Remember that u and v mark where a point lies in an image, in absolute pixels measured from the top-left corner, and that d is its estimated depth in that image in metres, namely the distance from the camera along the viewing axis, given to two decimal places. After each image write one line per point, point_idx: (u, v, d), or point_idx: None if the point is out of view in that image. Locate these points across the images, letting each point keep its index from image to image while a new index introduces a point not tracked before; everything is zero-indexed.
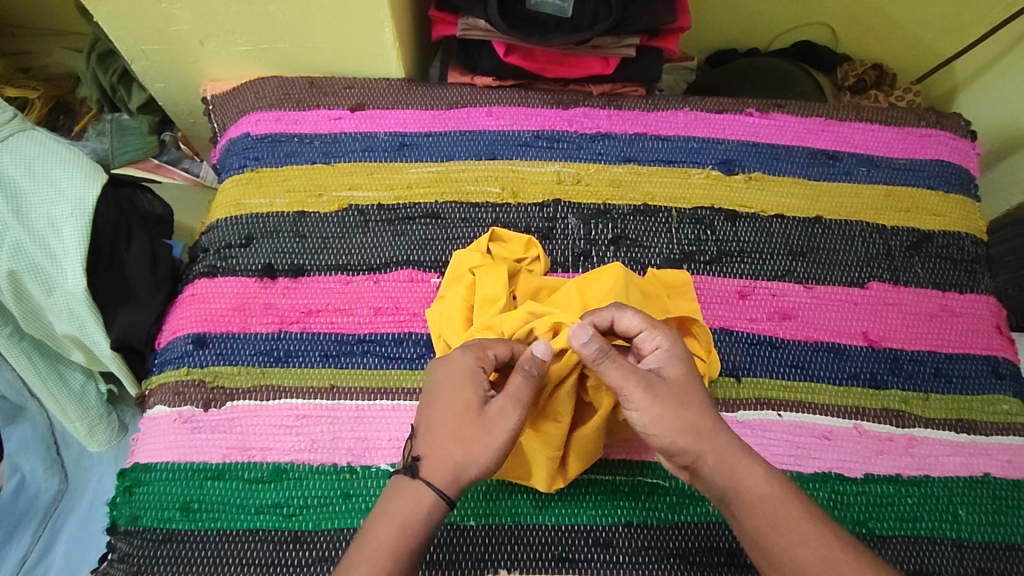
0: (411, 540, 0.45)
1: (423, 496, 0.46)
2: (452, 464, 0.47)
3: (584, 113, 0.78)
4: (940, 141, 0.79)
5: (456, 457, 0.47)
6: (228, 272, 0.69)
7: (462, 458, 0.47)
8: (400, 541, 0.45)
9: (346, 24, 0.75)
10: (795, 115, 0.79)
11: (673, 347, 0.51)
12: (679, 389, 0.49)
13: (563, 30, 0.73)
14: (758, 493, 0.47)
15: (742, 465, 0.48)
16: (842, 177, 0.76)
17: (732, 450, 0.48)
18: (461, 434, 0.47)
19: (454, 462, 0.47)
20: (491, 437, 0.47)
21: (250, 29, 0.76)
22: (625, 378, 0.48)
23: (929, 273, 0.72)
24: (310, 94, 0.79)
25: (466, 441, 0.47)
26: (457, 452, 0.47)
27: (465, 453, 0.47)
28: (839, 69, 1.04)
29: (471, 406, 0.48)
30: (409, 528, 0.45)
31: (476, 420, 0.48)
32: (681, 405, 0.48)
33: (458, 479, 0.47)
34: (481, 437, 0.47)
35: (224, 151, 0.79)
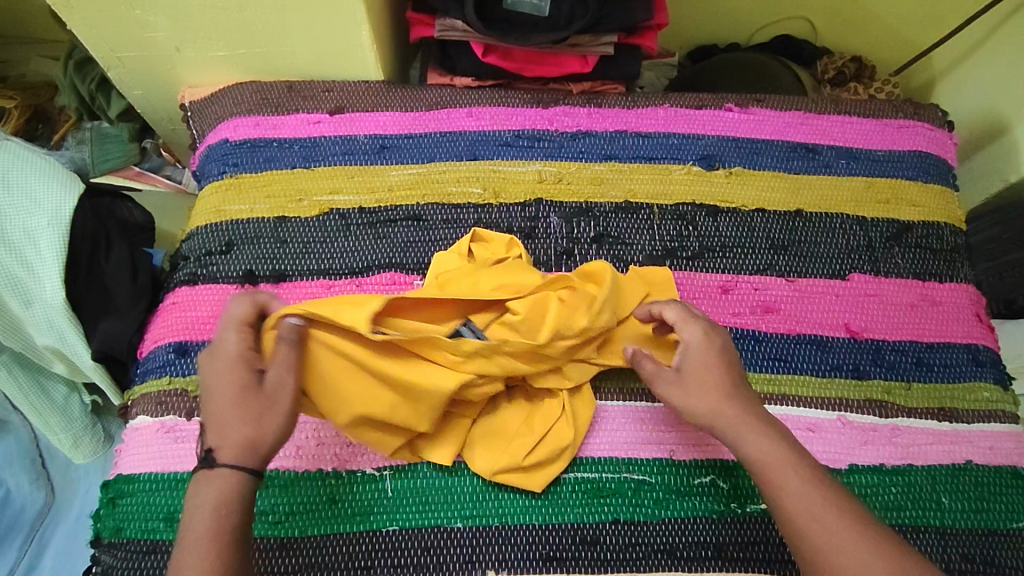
0: (229, 516, 0.46)
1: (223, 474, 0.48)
2: (225, 445, 0.48)
3: (565, 111, 0.78)
4: (918, 132, 0.79)
5: (248, 432, 0.49)
6: (209, 280, 0.69)
7: (259, 432, 0.49)
8: (222, 524, 0.46)
9: (322, 27, 0.74)
10: (774, 109, 0.79)
11: (699, 340, 0.57)
12: (696, 377, 0.56)
13: (541, 30, 0.73)
14: (751, 457, 0.52)
15: (743, 434, 0.53)
16: (822, 170, 0.76)
17: (738, 421, 0.53)
18: (247, 411, 0.49)
19: (246, 435, 0.49)
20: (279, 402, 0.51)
21: (227, 34, 0.76)
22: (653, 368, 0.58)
23: (909, 263, 0.72)
24: (289, 98, 0.79)
25: (258, 417, 0.49)
26: (244, 425, 0.49)
27: (239, 424, 0.49)
28: (819, 62, 1.05)
29: (232, 389, 0.50)
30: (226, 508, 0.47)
31: (253, 400, 0.50)
32: (698, 383, 0.56)
33: (263, 447, 0.49)
34: (258, 412, 0.50)
35: (203, 157, 0.79)
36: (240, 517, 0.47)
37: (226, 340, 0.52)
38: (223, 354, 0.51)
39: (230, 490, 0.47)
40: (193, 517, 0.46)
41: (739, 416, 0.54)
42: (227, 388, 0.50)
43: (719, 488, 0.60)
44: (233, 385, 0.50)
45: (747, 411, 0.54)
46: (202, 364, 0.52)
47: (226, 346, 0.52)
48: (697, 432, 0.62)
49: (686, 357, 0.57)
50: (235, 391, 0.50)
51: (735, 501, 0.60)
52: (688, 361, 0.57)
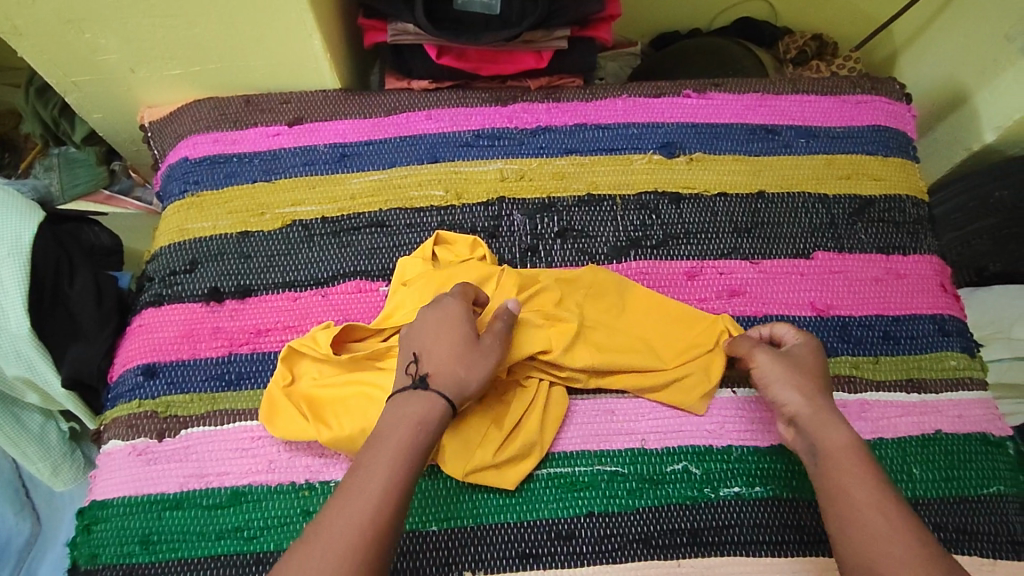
0: (419, 437, 0.51)
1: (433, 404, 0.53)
2: (433, 379, 0.54)
3: (523, 108, 0.78)
4: (876, 107, 0.79)
5: (461, 377, 0.54)
6: (175, 299, 0.69)
7: (467, 377, 0.54)
8: (411, 443, 0.51)
9: (275, 39, 0.74)
10: (731, 93, 0.79)
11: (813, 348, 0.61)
12: (805, 370, 0.58)
13: (493, 28, 0.73)
14: (835, 447, 0.53)
15: (828, 427, 0.55)
16: (783, 151, 0.76)
17: (820, 418, 0.55)
18: (460, 356, 0.55)
19: (456, 377, 0.54)
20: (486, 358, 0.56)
21: (179, 51, 0.75)
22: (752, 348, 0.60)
23: (873, 238, 0.72)
24: (246, 112, 0.78)
25: (471, 364, 0.55)
26: (459, 369, 0.54)
27: (452, 368, 0.54)
28: (781, 42, 1.05)
29: (464, 336, 0.56)
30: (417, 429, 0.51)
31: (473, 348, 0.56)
32: (796, 374, 0.58)
33: (462, 394, 0.54)
34: (473, 362, 0.55)
35: (164, 177, 0.78)
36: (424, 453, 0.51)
37: (451, 301, 0.58)
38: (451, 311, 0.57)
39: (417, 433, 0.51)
40: (392, 432, 0.51)
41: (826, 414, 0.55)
42: (453, 335, 0.56)
43: (691, 474, 0.61)
44: (456, 335, 0.56)
45: (829, 408, 0.56)
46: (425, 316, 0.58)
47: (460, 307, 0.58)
48: (665, 419, 0.62)
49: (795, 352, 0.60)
50: (458, 336, 0.56)
51: (708, 486, 0.60)
52: (797, 354, 0.60)
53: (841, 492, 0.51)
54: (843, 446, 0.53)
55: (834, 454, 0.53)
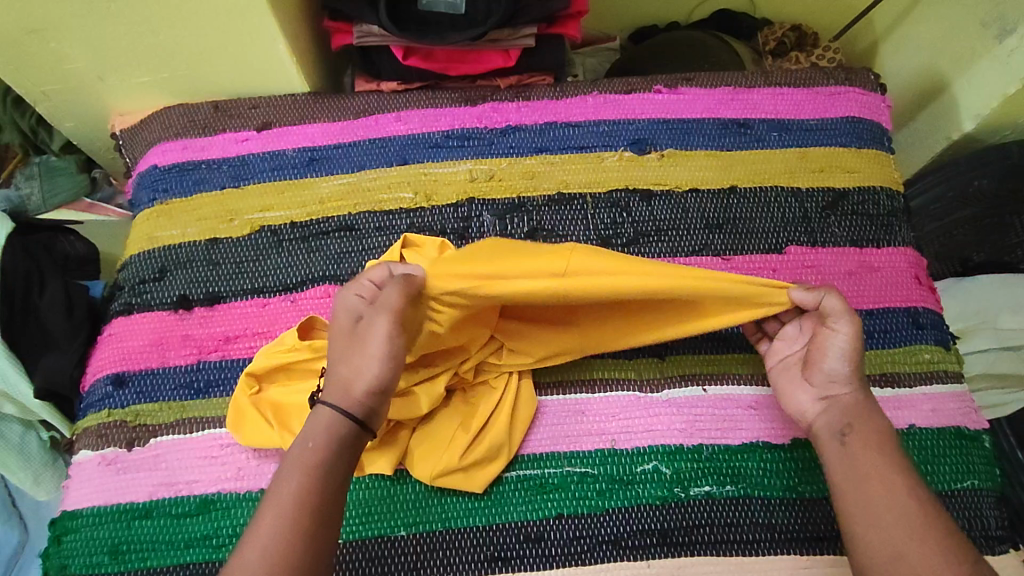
0: (312, 451, 0.51)
1: (322, 413, 0.53)
2: (327, 387, 0.54)
3: (493, 107, 0.77)
4: (850, 98, 0.79)
5: (349, 375, 0.54)
6: (144, 308, 0.68)
7: (354, 375, 0.53)
8: (309, 458, 0.51)
9: (240, 44, 0.74)
10: (703, 87, 0.79)
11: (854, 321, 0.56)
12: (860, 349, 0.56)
13: (458, 28, 0.73)
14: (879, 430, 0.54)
15: (869, 412, 0.55)
16: (755, 145, 0.76)
17: (861, 409, 0.55)
18: (345, 355, 0.54)
19: (343, 376, 0.54)
20: (368, 347, 0.54)
21: (144, 58, 0.75)
22: (819, 320, 0.56)
23: (846, 231, 0.72)
24: (215, 118, 0.78)
25: (352, 358, 0.54)
26: (342, 366, 0.54)
27: (345, 367, 0.54)
28: (759, 34, 1.04)
29: (348, 332, 0.55)
30: (311, 442, 0.52)
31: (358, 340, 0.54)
32: (855, 362, 0.55)
33: (352, 392, 0.53)
34: (361, 359, 0.54)
35: (135, 185, 0.78)
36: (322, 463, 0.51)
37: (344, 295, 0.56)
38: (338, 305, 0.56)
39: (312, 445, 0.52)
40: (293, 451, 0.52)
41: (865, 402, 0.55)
42: (339, 334, 0.55)
43: (661, 474, 0.60)
44: (342, 333, 0.55)
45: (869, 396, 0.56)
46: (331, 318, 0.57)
47: (350, 294, 0.56)
48: (635, 419, 0.62)
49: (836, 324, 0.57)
50: (342, 333, 0.55)
51: (679, 486, 0.60)
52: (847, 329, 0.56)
53: (859, 475, 0.52)
54: (878, 433, 0.54)
55: (871, 440, 0.53)
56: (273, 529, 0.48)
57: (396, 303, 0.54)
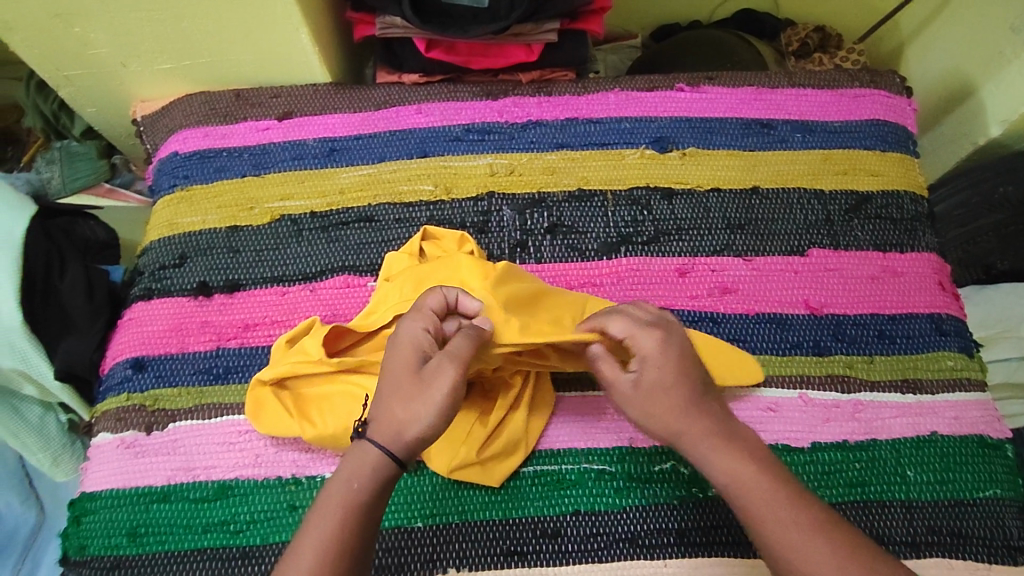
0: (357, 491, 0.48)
1: (368, 450, 0.49)
2: (374, 426, 0.50)
3: (514, 102, 0.77)
4: (875, 100, 0.78)
5: (403, 417, 0.50)
6: (164, 294, 0.69)
7: (408, 418, 0.49)
8: (352, 498, 0.48)
9: (263, 33, 0.74)
10: (726, 86, 0.78)
11: (655, 353, 0.54)
12: (650, 392, 0.53)
13: (481, 21, 0.72)
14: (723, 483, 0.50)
15: (716, 455, 0.51)
16: (777, 145, 0.75)
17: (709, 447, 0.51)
18: (401, 394, 0.50)
19: (396, 417, 0.50)
20: (429, 392, 0.50)
21: (168, 45, 0.75)
22: (607, 381, 0.55)
23: (869, 235, 0.71)
24: (237, 106, 0.78)
25: (409, 400, 0.50)
26: (397, 406, 0.50)
27: (400, 407, 0.50)
28: (783, 34, 1.03)
29: (410, 369, 0.51)
30: (357, 481, 0.48)
31: (416, 383, 0.50)
32: (657, 403, 0.53)
33: (404, 437, 0.49)
34: (418, 403, 0.50)
35: (156, 171, 0.78)
36: (370, 497, 0.48)
37: (410, 325, 0.54)
38: (402, 336, 0.53)
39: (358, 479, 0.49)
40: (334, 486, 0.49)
41: (705, 431, 0.52)
42: (399, 368, 0.51)
43: (679, 474, 0.60)
44: (404, 368, 0.51)
45: (707, 427, 0.52)
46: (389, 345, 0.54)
47: (413, 333, 0.53)
48: None
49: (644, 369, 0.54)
50: (402, 369, 0.51)
51: (697, 486, 0.59)
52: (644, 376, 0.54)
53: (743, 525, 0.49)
54: (738, 478, 0.50)
55: (731, 490, 0.50)
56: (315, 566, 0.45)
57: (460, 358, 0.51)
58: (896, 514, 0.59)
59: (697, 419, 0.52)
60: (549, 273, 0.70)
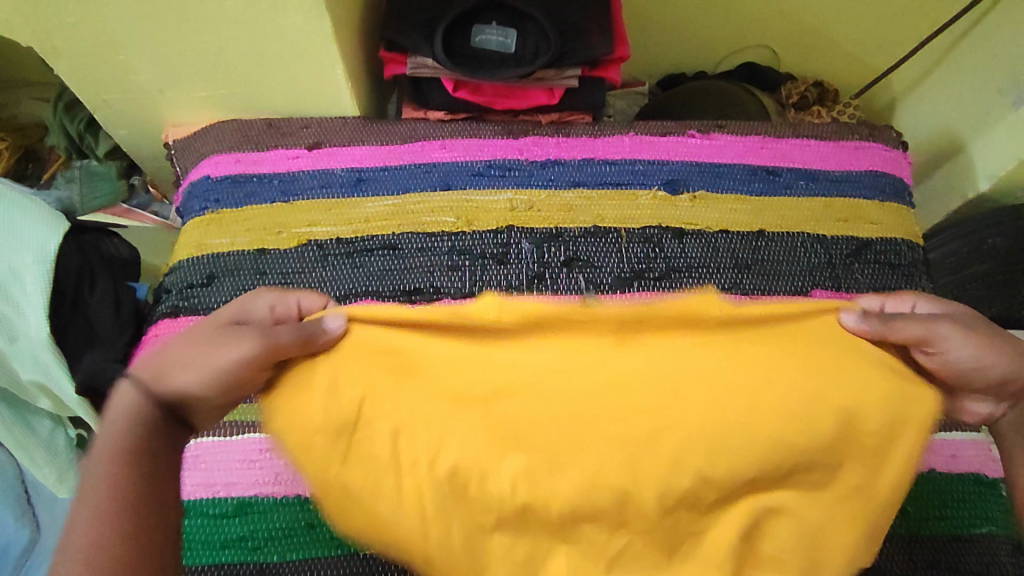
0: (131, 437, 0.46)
1: (135, 393, 0.48)
2: (166, 378, 0.48)
3: (534, 141, 0.81)
4: (873, 153, 0.82)
5: (182, 362, 0.48)
6: (192, 311, 0.71)
7: (190, 368, 0.48)
8: (139, 448, 0.46)
9: (302, 68, 0.78)
10: (734, 135, 0.83)
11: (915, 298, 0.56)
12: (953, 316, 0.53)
13: (508, 65, 0.76)
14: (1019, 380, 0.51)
15: (1012, 364, 0.52)
16: (783, 192, 0.79)
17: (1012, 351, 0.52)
18: (197, 343, 0.49)
19: (171, 362, 0.49)
20: (218, 350, 0.48)
21: (208, 75, 0.79)
22: (929, 324, 0.51)
23: (868, 278, 0.75)
24: (268, 135, 0.82)
25: (214, 345, 0.48)
26: (181, 350, 0.49)
27: (185, 353, 0.49)
28: (783, 88, 1.10)
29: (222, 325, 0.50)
30: (118, 417, 0.47)
31: (222, 338, 0.48)
32: (977, 334, 0.52)
33: (168, 384, 0.48)
34: (208, 348, 0.48)
35: (186, 194, 0.81)
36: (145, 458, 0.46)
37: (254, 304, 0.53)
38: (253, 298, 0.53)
39: (126, 445, 0.46)
40: (111, 427, 0.47)
41: (1020, 356, 0.52)
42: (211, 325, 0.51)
43: None
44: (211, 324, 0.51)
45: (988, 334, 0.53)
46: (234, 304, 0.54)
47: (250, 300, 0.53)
48: None
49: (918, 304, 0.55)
50: (216, 323, 0.51)
51: None
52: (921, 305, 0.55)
53: None
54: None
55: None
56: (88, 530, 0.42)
57: (290, 341, 0.47)
58: (899, 547, 0.61)
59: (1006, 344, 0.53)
60: None
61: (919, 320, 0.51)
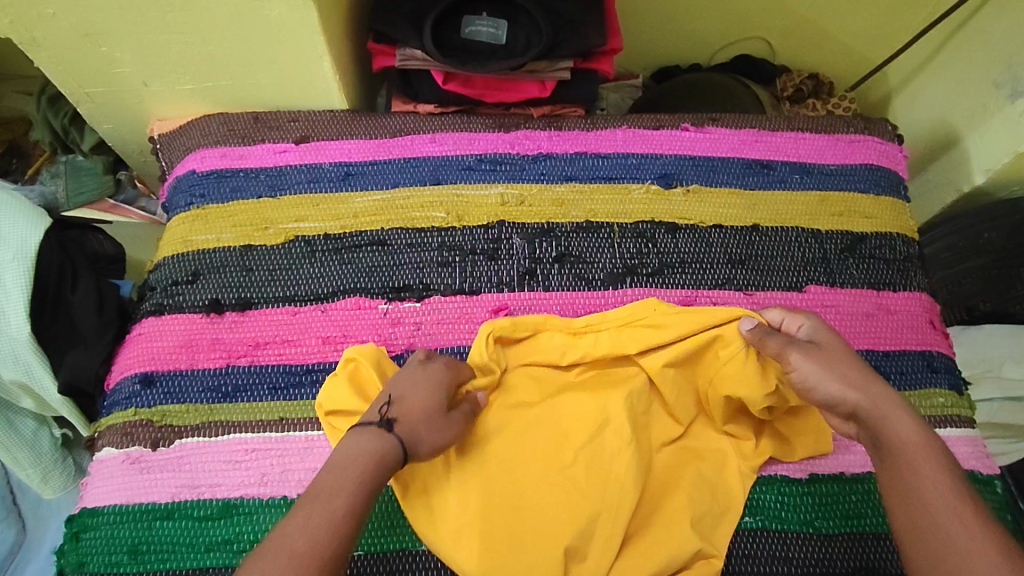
0: (371, 474, 0.50)
1: (386, 440, 0.52)
2: (417, 434, 0.53)
3: (525, 135, 0.80)
4: (868, 146, 0.81)
5: (427, 437, 0.54)
6: (175, 309, 0.69)
7: (426, 437, 0.54)
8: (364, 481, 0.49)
9: (288, 60, 0.76)
10: (728, 128, 0.82)
11: (817, 326, 0.58)
12: (834, 350, 0.56)
13: (498, 56, 0.75)
14: (906, 438, 0.50)
15: (896, 414, 0.52)
16: (777, 186, 0.78)
17: (888, 399, 0.53)
18: (433, 421, 0.55)
19: (419, 431, 0.54)
20: (442, 434, 0.56)
21: (192, 67, 0.77)
22: (784, 345, 0.56)
23: (864, 273, 0.74)
24: (255, 129, 0.80)
25: (435, 429, 0.55)
26: (425, 424, 0.54)
27: (431, 428, 0.55)
28: (778, 80, 1.08)
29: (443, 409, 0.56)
30: (365, 457, 0.50)
31: (444, 422, 0.56)
32: (834, 362, 0.54)
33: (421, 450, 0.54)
34: (437, 426, 0.55)
35: (171, 189, 0.80)
36: (373, 496, 0.49)
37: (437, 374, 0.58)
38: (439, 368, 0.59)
39: (370, 485, 0.49)
40: (350, 455, 0.50)
41: (878, 389, 0.53)
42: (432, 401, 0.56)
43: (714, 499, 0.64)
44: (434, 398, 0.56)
45: (873, 375, 0.54)
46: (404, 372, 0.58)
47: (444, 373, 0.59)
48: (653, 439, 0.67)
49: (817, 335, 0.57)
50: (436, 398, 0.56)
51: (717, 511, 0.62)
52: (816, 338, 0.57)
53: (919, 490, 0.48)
54: (916, 438, 0.50)
55: (908, 447, 0.50)
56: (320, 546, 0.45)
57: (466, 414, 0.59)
58: (894, 546, 0.61)
59: (871, 378, 0.54)
60: (556, 302, 0.71)
61: (777, 339, 0.57)
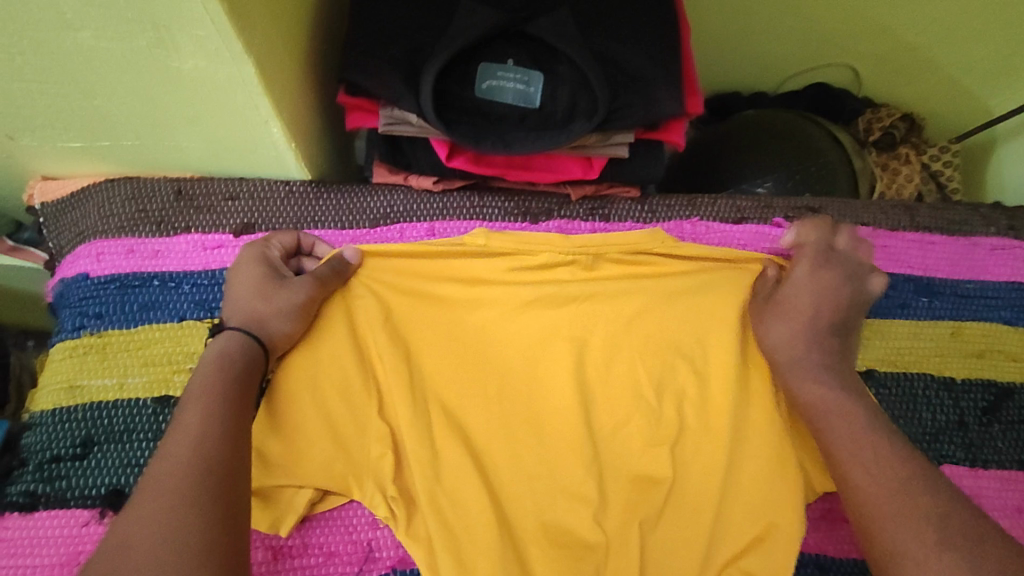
0: (221, 382, 0.43)
1: (219, 343, 0.46)
2: (263, 323, 0.48)
3: (561, 227, 0.59)
4: (1014, 256, 0.61)
5: (260, 312, 0.48)
6: (55, 502, 0.48)
7: (265, 311, 0.48)
8: (219, 390, 0.43)
9: (217, 123, 0.52)
10: (833, 224, 0.60)
11: (822, 270, 0.51)
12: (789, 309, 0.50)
13: (529, 129, 0.51)
14: (807, 400, 0.47)
15: (819, 383, 0.47)
16: (897, 313, 0.58)
17: (826, 349, 0.49)
18: (257, 291, 0.49)
19: (255, 310, 0.48)
20: (284, 299, 0.48)
21: (74, 121, 0.51)
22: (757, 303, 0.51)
23: (1012, 447, 0.55)
24: (176, 210, 0.58)
25: (269, 295, 0.48)
26: (254, 300, 0.48)
27: (263, 300, 0.48)
28: (861, 118, 0.85)
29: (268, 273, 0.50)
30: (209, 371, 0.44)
31: (273, 282, 0.49)
32: (785, 321, 0.50)
33: (266, 330, 0.47)
34: (272, 293, 0.48)
35: (59, 293, 0.58)
36: (235, 398, 0.43)
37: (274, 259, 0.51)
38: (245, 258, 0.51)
39: (219, 386, 0.43)
40: (195, 384, 0.43)
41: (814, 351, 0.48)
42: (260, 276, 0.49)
43: None
44: (259, 272, 0.50)
45: (825, 322, 0.50)
46: (234, 275, 0.51)
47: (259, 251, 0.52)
48: None
49: (793, 290, 0.51)
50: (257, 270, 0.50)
51: None
52: (785, 298, 0.51)
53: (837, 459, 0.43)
54: (845, 403, 0.45)
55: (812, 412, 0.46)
56: (191, 459, 0.38)
57: (329, 275, 0.50)
58: None
59: (820, 337, 0.49)
60: None
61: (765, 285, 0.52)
